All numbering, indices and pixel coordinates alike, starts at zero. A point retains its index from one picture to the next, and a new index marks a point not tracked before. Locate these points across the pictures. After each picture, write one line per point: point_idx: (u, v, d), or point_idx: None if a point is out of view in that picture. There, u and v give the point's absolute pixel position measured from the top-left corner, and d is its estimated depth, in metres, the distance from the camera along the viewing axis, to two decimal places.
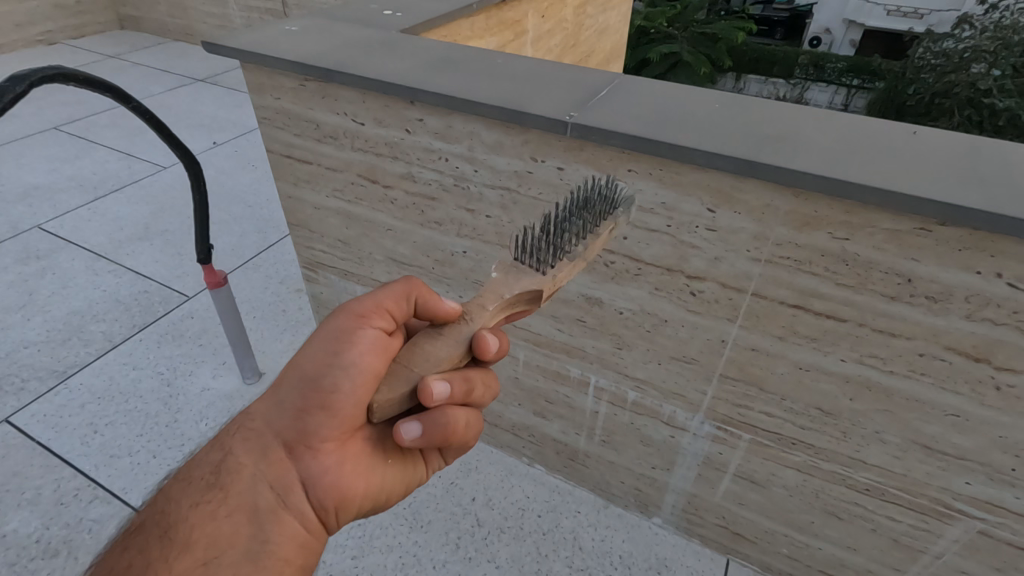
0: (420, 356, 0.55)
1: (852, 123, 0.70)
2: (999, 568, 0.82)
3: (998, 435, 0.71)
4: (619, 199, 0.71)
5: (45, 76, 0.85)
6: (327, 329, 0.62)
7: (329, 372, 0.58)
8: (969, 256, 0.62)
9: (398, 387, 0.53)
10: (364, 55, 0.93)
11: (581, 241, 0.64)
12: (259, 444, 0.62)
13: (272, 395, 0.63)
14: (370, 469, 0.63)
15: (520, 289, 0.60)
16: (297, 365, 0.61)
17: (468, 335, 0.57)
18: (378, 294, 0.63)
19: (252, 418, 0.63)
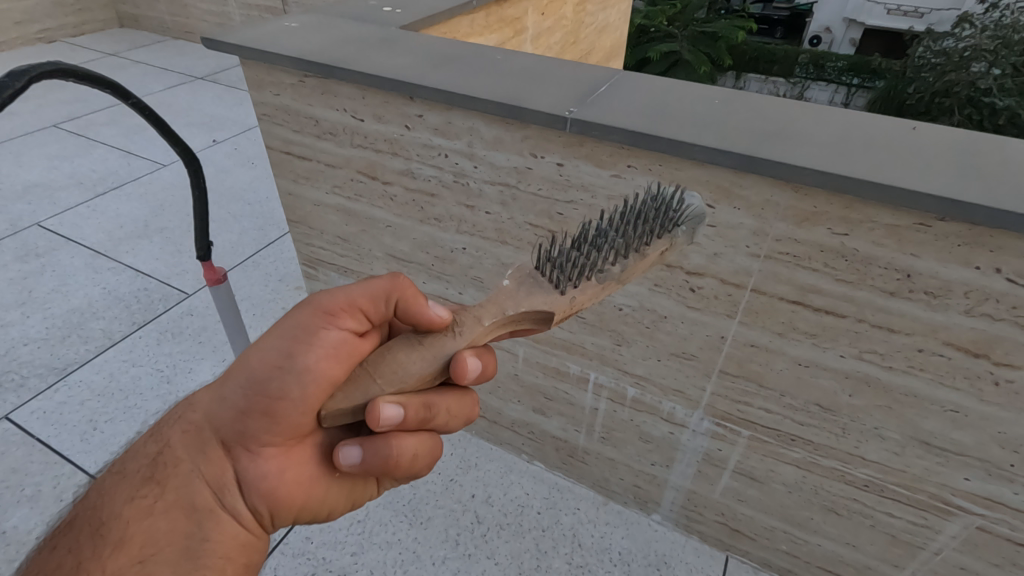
0: (388, 367, 0.53)
1: (851, 119, 0.70)
2: (997, 564, 0.82)
3: (997, 431, 0.71)
4: (683, 215, 0.64)
5: (45, 71, 0.85)
6: (284, 327, 0.60)
7: (278, 376, 0.57)
8: (969, 251, 0.62)
9: (354, 398, 0.52)
10: (364, 51, 0.93)
11: (622, 261, 0.59)
12: (199, 440, 0.62)
13: (214, 390, 0.63)
14: (315, 475, 0.63)
15: (521, 310, 0.57)
16: (244, 363, 0.60)
17: (449, 355, 0.55)
18: (350, 292, 0.61)
19: (194, 412, 0.63)
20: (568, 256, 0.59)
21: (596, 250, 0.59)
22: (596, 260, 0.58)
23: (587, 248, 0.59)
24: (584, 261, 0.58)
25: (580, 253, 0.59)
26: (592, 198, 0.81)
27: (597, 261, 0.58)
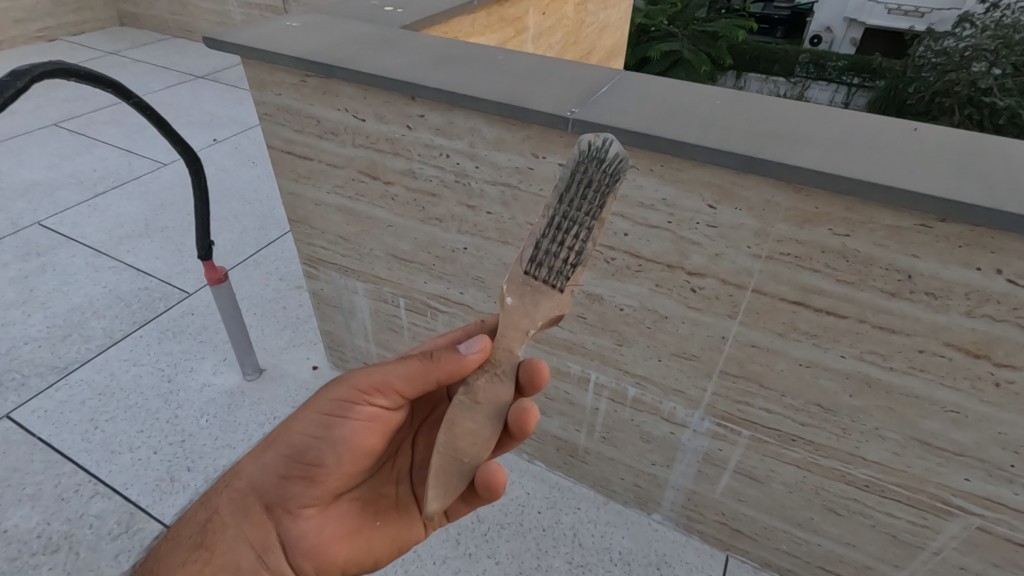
0: (465, 437, 0.58)
1: (853, 120, 0.70)
2: (997, 564, 0.83)
3: (997, 431, 0.71)
4: (605, 170, 0.59)
5: (46, 71, 0.85)
6: (321, 401, 0.69)
7: (320, 443, 0.68)
8: (970, 252, 0.62)
9: (451, 478, 0.59)
10: (366, 51, 0.93)
11: (591, 226, 0.59)
12: (244, 504, 0.68)
13: (257, 457, 0.71)
14: (352, 530, 0.72)
15: (541, 324, 0.60)
16: (287, 433, 0.69)
17: (507, 395, 0.60)
18: (381, 373, 0.66)
19: (238, 477, 0.70)
20: (544, 250, 0.60)
21: (565, 236, 0.59)
22: (569, 245, 0.59)
23: (560, 231, 0.59)
24: (560, 252, 0.60)
25: (551, 241, 0.60)
26: None
27: (572, 248, 0.59)
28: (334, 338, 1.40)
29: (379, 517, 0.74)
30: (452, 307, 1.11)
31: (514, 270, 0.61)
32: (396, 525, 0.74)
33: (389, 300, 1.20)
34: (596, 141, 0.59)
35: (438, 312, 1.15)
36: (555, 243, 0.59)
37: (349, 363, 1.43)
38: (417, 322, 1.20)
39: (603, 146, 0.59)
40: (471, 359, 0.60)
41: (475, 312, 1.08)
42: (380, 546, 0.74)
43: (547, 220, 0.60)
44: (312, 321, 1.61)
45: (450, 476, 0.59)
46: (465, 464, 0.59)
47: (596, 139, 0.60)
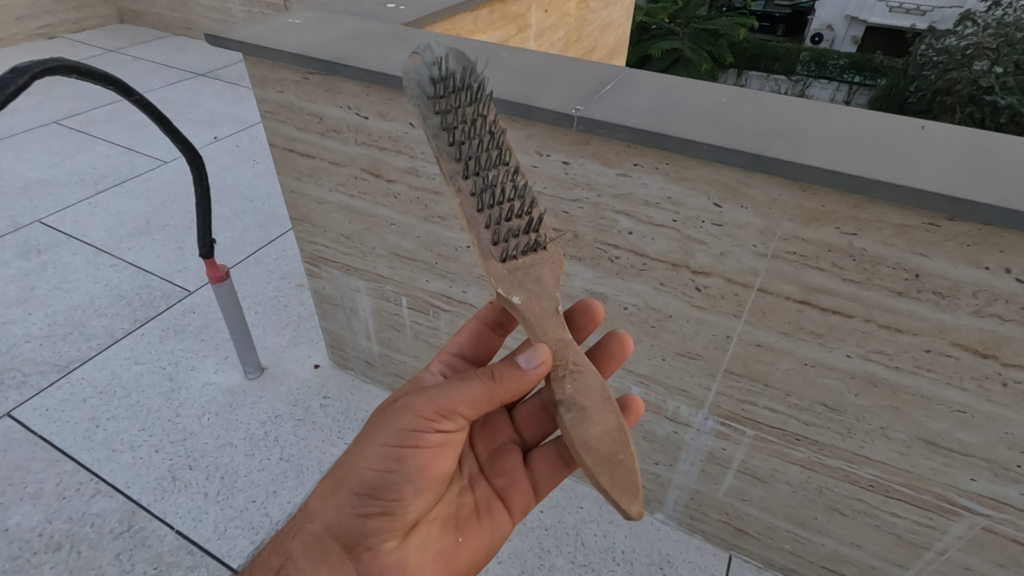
0: (603, 442, 0.56)
1: (859, 118, 0.70)
2: (1003, 564, 0.82)
3: (1004, 431, 0.71)
4: (450, 57, 0.65)
5: (47, 68, 0.85)
6: (386, 431, 0.63)
7: (393, 477, 0.63)
8: (978, 251, 0.61)
9: (629, 478, 0.56)
10: (369, 48, 0.92)
11: (499, 150, 0.63)
12: (321, 547, 0.65)
13: (322, 496, 0.66)
14: (435, 551, 0.71)
15: (558, 293, 0.61)
16: (354, 469, 0.64)
17: (599, 379, 0.59)
18: (445, 397, 0.62)
19: (309, 518, 0.66)
20: (501, 229, 0.60)
21: (498, 190, 0.61)
22: (506, 195, 0.61)
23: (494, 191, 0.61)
24: (502, 211, 0.61)
25: (493, 207, 0.60)
26: (597, 197, 0.81)
27: (509, 195, 0.61)
28: (336, 337, 1.39)
29: (461, 528, 0.74)
30: (455, 306, 1.11)
31: (496, 268, 0.59)
32: (478, 530, 0.75)
33: (390, 299, 1.20)
34: (415, 55, 0.65)
35: (440, 310, 1.14)
36: (493, 206, 0.60)
37: (351, 362, 1.43)
38: (420, 321, 1.20)
39: (426, 49, 0.65)
40: (534, 372, 0.58)
41: (478, 311, 1.08)
42: (465, 557, 0.74)
43: (473, 190, 0.60)
44: (314, 319, 1.61)
45: (630, 481, 0.57)
46: (627, 461, 0.57)
47: (415, 57, 0.65)
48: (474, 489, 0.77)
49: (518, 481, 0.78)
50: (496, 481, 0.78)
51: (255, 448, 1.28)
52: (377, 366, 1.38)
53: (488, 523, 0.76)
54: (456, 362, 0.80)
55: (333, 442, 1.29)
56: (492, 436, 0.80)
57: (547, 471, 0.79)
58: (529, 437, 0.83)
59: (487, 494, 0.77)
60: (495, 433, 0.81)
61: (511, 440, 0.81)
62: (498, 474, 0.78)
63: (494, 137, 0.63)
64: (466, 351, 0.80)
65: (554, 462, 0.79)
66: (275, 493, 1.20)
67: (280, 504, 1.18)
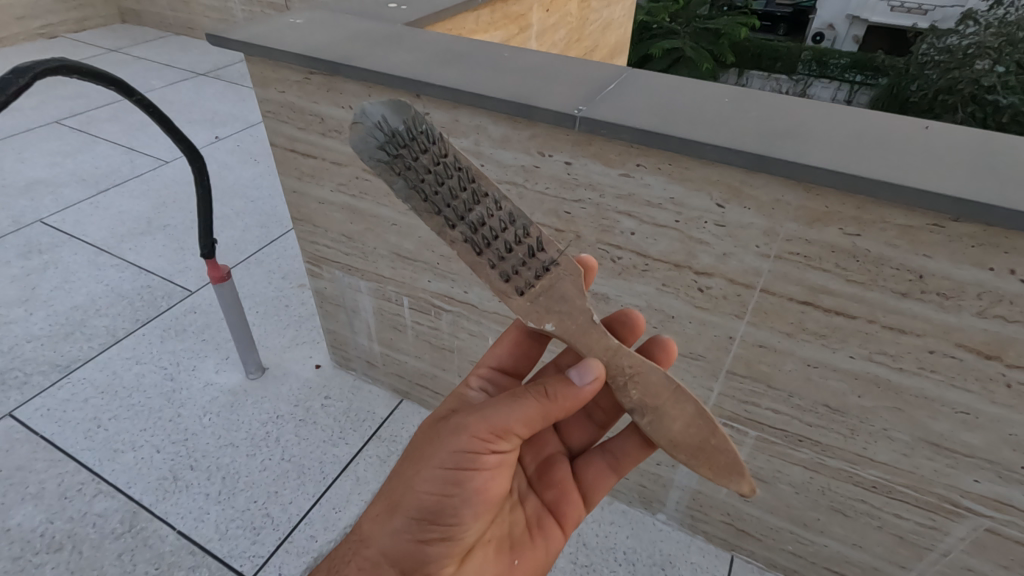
0: (689, 434, 0.58)
1: (863, 118, 0.69)
2: (1006, 566, 0.82)
3: (1008, 433, 0.70)
4: (390, 116, 0.60)
5: (48, 69, 0.85)
6: (441, 454, 0.62)
7: (451, 500, 0.62)
8: (983, 252, 0.61)
9: (724, 459, 0.57)
10: (371, 48, 0.92)
11: (473, 185, 0.61)
12: (378, 572, 0.64)
13: (377, 521, 0.65)
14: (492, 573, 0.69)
15: (588, 303, 0.61)
16: (410, 493, 0.63)
17: (662, 373, 0.59)
18: (498, 416, 0.61)
19: (365, 542, 0.65)
20: (508, 264, 0.61)
21: (489, 226, 0.61)
22: (498, 228, 0.61)
23: (484, 230, 0.61)
24: (499, 245, 0.61)
25: (489, 248, 0.61)
26: (599, 197, 0.80)
27: (500, 226, 0.61)
28: (338, 337, 1.39)
29: (516, 548, 0.73)
30: (457, 307, 1.11)
31: (518, 303, 0.61)
32: (533, 548, 0.74)
33: (392, 299, 1.20)
34: (355, 126, 0.61)
35: (442, 310, 1.14)
36: (489, 244, 0.61)
37: (352, 362, 1.42)
38: (421, 322, 1.20)
39: (364, 115, 0.60)
40: (589, 387, 0.59)
41: (480, 312, 1.08)
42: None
43: (465, 236, 0.61)
44: (315, 319, 1.61)
45: (729, 460, 0.57)
46: (719, 444, 0.57)
47: (357, 128, 0.61)
48: (525, 504, 0.76)
49: (569, 492, 0.78)
50: (547, 495, 0.77)
51: (257, 448, 1.28)
52: (379, 366, 1.38)
53: (543, 540, 0.75)
54: (496, 375, 0.78)
55: (335, 442, 1.29)
56: (539, 448, 0.80)
57: (599, 480, 0.78)
58: (576, 444, 0.82)
59: (539, 509, 0.76)
60: (543, 445, 0.80)
61: (558, 450, 0.81)
62: (548, 487, 0.78)
63: (463, 175, 0.60)
64: (505, 363, 0.79)
65: (606, 470, 0.78)
66: (277, 493, 1.20)
67: (282, 503, 1.18)
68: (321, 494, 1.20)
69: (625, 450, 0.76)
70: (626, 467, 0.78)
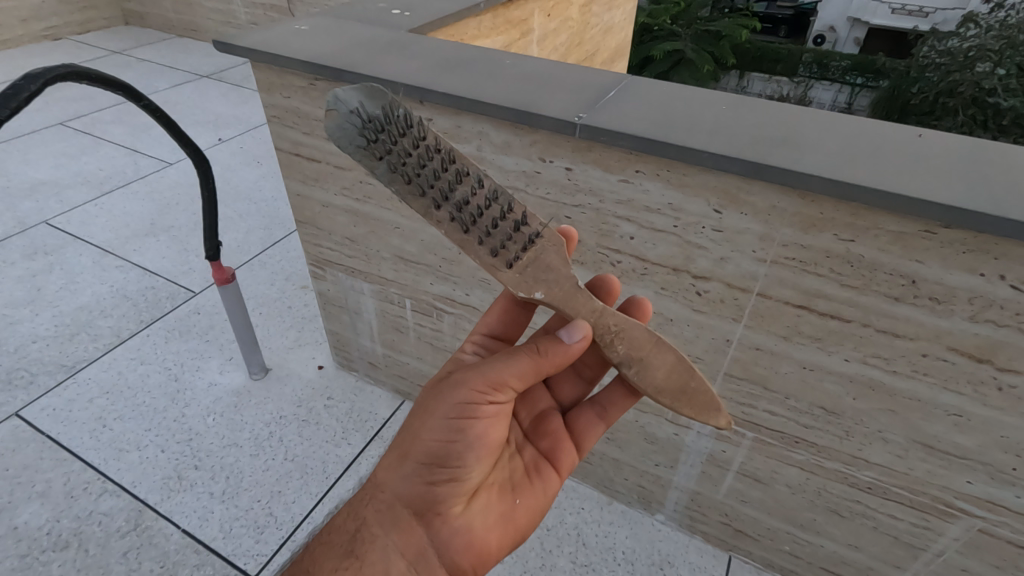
0: (670, 380, 0.58)
1: (857, 125, 0.71)
2: (999, 566, 0.83)
3: (999, 435, 0.72)
4: (364, 100, 0.60)
5: (59, 75, 0.86)
6: (445, 405, 0.63)
7: (457, 445, 0.63)
8: (974, 257, 0.62)
9: (703, 399, 0.57)
10: (376, 55, 0.94)
11: (455, 166, 0.61)
12: (392, 514, 0.64)
13: (391, 465, 0.66)
14: (498, 514, 0.69)
15: (572, 271, 0.62)
16: (418, 440, 0.64)
17: (644, 327, 0.60)
18: (496, 371, 0.62)
19: (379, 488, 0.66)
20: (495, 240, 0.62)
21: (473, 205, 0.61)
22: (484, 207, 0.62)
23: (469, 208, 0.61)
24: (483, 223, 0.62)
25: (477, 226, 0.62)
26: (599, 202, 0.82)
27: (485, 204, 0.62)
28: (340, 338, 1.40)
29: (517, 490, 0.71)
30: (459, 309, 1.12)
31: (507, 275, 0.62)
32: (532, 491, 0.72)
33: (395, 301, 1.21)
34: (331, 112, 0.61)
35: (444, 312, 1.16)
36: (475, 222, 0.61)
37: (354, 363, 1.44)
38: (423, 323, 1.21)
39: (338, 101, 0.61)
40: (578, 345, 0.59)
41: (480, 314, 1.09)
42: (524, 521, 0.71)
43: (452, 215, 0.61)
44: (317, 320, 1.62)
45: (708, 400, 0.57)
46: (700, 386, 0.58)
47: (332, 114, 0.61)
48: (523, 453, 0.75)
49: (563, 441, 0.76)
50: (543, 444, 0.76)
51: (260, 449, 1.29)
52: (380, 367, 1.39)
53: (542, 484, 0.73)
54: (489, 342, 0.79)
55: (337, 443, 1.31)
56: (533, 403, 0.79)
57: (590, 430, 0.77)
58: (568, 399, 0.81)
59: (536, 457, 0.75)
60: (535, 401, 0.79)
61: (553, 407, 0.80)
62: (544, 437, 0.76)
63: (445, 157, 0.61)
64: (496, 329, 0.79)
65: (595, 420, 0.77)
66: (280, 493, 1.21)
67: (284, 503, 1.20)
68: (324, 494, 1.21)
69: (611, 400, 0.75)
70: (614, 416, 0.77)
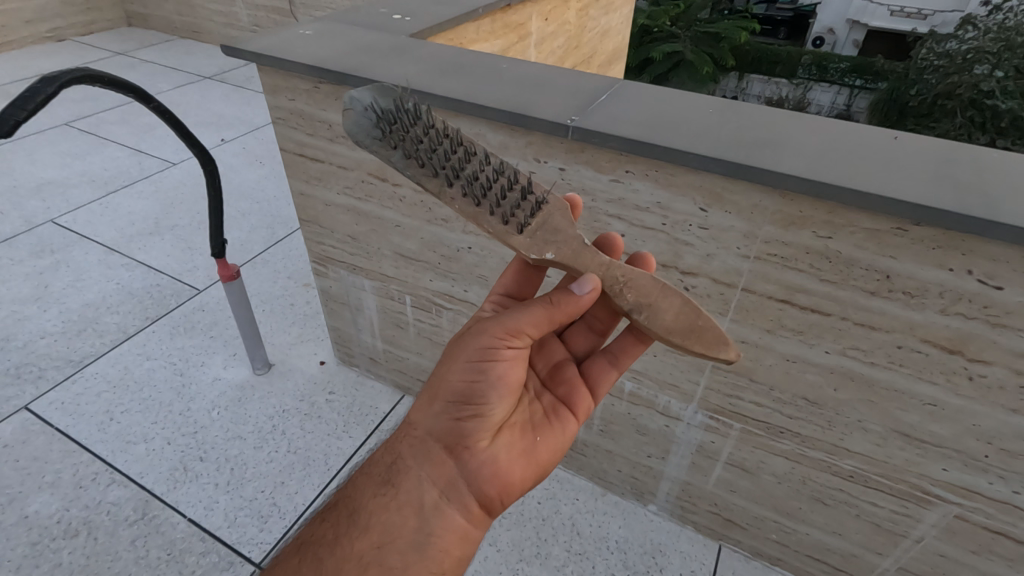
0: (678, 322, 0.57)
1: (836, 129, 0.74)
2: (975, 551, 0.87)
3: (972, 423, 0.75)
4: (377, 97, 0.69)
5: (73, 78, 0.90)
6: (469, 348, 0.67)
7: (483, 380, 0.66)
8: (943, 254, 0.66)
9: (714, 336, 0.56)
10: (378, 59, 0.98)
11: (463, 147, 0.66)
12: (424, 448, 0.67)
13: (424, 405, 0.69)
14: (522, 450, 0.70)
15: (578, 231, 0.62)
16: (445, 381, 0.67)
17: (649, 275, 0.60)
18: (514, 318, 0.64)
19: (412, 425, 0.69)
20: (505, 209, 0.63)
21: (483, 178, 0.64)
22: (494, 179, 0.64)
23: (480, 180, 0.64)
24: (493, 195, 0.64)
25: (489, 195, 0.64)
26: (591, 201, 0.85)
27: (493, 177, 0.65)
28: (342, 334, 1.44)
29: (539, 430, 0.73)
30: (457, 304, 1.16)
31: (518, 240, 0.62)
32: (552, 432, 0.73)
33: (395, 298, 1.25)
34: (348, 111, 0.69)
35: (442, 309, 1.19)
36: (485, 195, 0.64)
37: (355, 358, 1.47)
38: (423, 319, 1.25)
39: (354, 101, 0.69)
40: (587, 298, 0.59)
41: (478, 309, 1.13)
42: (549, 458, 0.72)
43: (464, 189, 0.63)
44: (320, 317, 1.66)
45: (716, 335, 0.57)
46: (709, 324, 0.57)
47: (349, 113, 0.69)
48: (541, 399, 0.76)
49: (578, 387, 0.77)
50: (559, 391, 0.77)
51: (263, 441, 1.33)
52: (381, 363, 1.43)
53: (561, 425, 0.74)
54: (506, 301, 0.79)
55: (339, 435, 1.34)
56: (549, 354, 0.80)
57: (603, 376, 0.78)
58: (582, 349, 0.81)
59: (554, 402, 0.76)
60: (551, 352, 0.80)
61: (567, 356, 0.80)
62: (560, 384, 0.77)
63: (454, 139, 0.66)
64: (510, 288, 0.79)
65: (608, 366, 0.77)
66: (283, 483, 1.25)
67: (288, 493, 1.23)
68: (325, 485, 1.25)
69: (624, 349, 0.75)
70: (627, 364, 0.77)
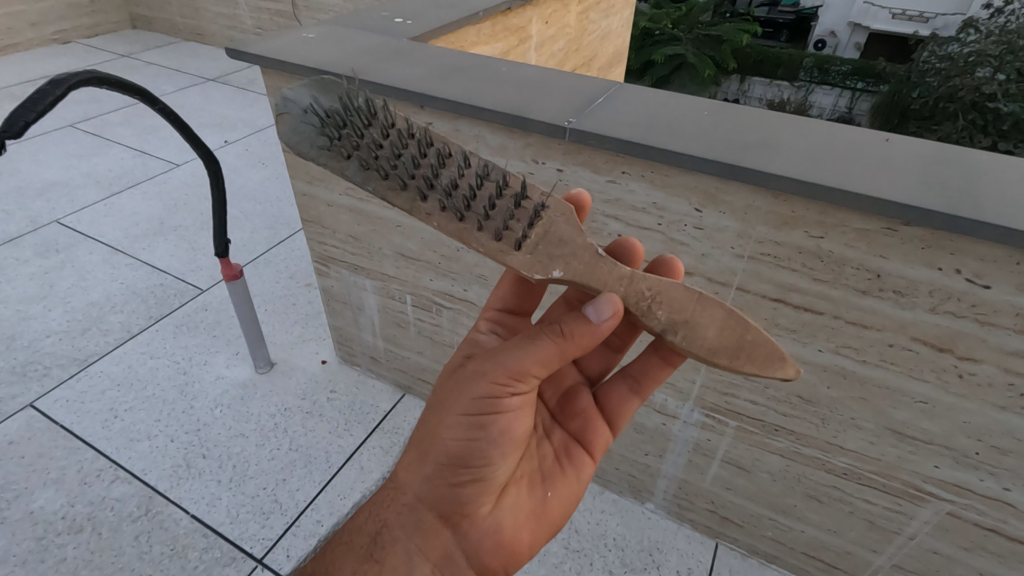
0: (723, 337, 0.56)
1: (829, 132, 0.76)
2: (967, 547, 0.88)
3: (963, 420, 0.76)
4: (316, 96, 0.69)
5: (80, 80, 0.92)
6: (461, 406, 0.66)
7: (477, 445, 0.65)
8: (932, 253, 0.67)
9: (763, 346, 0.55)
10: (380, 62, 0.99)
11: (432, 150, 0.65)
12: (417, 516, 0.67)
13: (414, 470, 0.68)
14: (526, 510, 0.71)
15: (591, 239, 0.60)
16: (437, 443, 0.67)
17: (681, 285, 0.58)
18: (515, 367, 0.63)
19: (401, 491, 0.69)
20: (496, 222, 0.62)
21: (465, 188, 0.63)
22: (473, 186, 0.64)
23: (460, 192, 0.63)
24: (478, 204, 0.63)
25: (472, 206, 0.63)
26: None
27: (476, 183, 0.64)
28: (343, 333, 1.45)
29: (547, 482, 0.74)
30: (457, 303, 1.17)
31: (518, 258, 0.61)
32: (564, 480, 0.75)
33: (396, 297, 1.27)
34: (283, 115, 0.70)
35: (442, 308, 1.21)
36: (468, 207, 0.63)
37: (357, 358, 1.49)
38: (424, 318, 1.26)
39: (289, 103, 0.70)
40: (607, 324, 0.57)
41: (478, 309, 1.14)
42: (556, 510, 0.74)
43: (443, 203, 0.62)
44: (321, 317, 1.67)
45: (770, 351, 0.55)
46: (756, 337, 0.55)
47: (284, 117, 0.70)
48: (551, 437, 0.77)
49: (593, 420, 0.78)
50: (571, 427, 0.78)
51: (265, 439, 1.34)
52: (382, 361, 1.44)
53: (572, 470, 0.76)
54: (505, 317, 0.81)
55: (340, 433, 1.36)
56: (559, 381, 0.81)
57: (625, 406, 0.78)
58: (594, 370, 0.83)
59: (564, 441, 0.77)
60: (562, 378, 0.82)
61: (579, 380, 0.82)
62: (573, 418, 0.78)
63: (421, 143, 0.65)
64: (511, 305, 0.81)
65: (630, 395, 0.77)
66: (284, 481, 1.26)
67: (289, 490, 1.25)
68: (327, 482, 1.26)
69: (646, 371, 0.75)
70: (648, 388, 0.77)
